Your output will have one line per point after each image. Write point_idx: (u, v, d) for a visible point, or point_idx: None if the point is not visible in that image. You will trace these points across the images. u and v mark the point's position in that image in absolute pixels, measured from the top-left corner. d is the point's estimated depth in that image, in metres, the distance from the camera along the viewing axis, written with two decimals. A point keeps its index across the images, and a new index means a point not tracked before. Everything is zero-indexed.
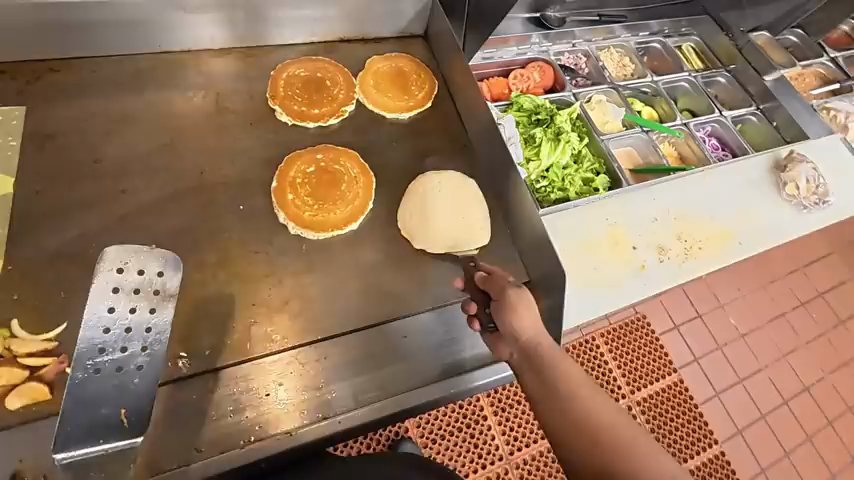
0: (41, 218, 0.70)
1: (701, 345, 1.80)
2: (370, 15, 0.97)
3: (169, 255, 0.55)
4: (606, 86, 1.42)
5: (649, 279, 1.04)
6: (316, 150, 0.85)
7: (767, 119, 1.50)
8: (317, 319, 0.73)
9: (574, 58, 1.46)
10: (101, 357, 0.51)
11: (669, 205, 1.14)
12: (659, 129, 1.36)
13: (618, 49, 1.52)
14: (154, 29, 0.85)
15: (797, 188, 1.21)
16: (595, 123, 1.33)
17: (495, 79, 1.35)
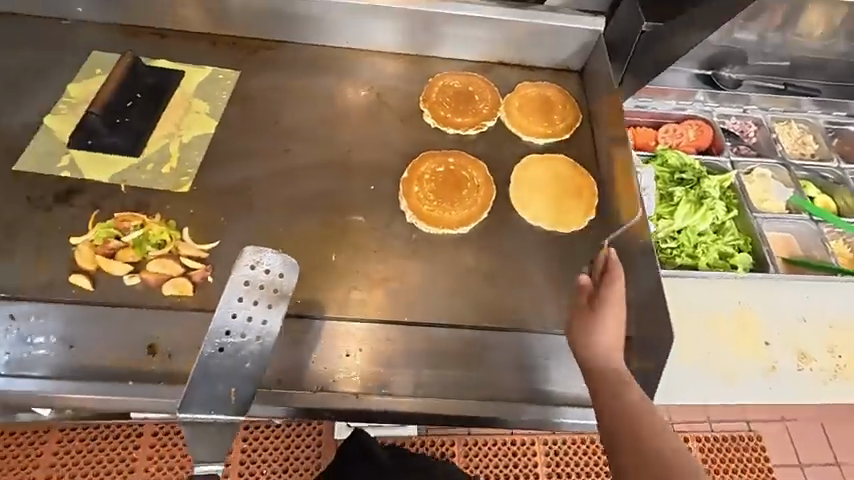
0: (226, 158, 0.87)
1: None
2: (531, 43, 1.02)
3: (289, 260, 0.59)
4: (774, 161, 1.26)
5: (778, 385, 0.87)
6: (449, 154, 0.91)
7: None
8: (406, 302, 0.78)
9: (742, 124, 1.32)
10: (226, 338, 0.55)
11: (825, 309, 0.96)
12: (835, 223, 1.15)
13: (801, 125, 1.34)
14: (347, 30, 1.00)
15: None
16: (750, 197, 1.18)
17: (643, 129, 1.30)
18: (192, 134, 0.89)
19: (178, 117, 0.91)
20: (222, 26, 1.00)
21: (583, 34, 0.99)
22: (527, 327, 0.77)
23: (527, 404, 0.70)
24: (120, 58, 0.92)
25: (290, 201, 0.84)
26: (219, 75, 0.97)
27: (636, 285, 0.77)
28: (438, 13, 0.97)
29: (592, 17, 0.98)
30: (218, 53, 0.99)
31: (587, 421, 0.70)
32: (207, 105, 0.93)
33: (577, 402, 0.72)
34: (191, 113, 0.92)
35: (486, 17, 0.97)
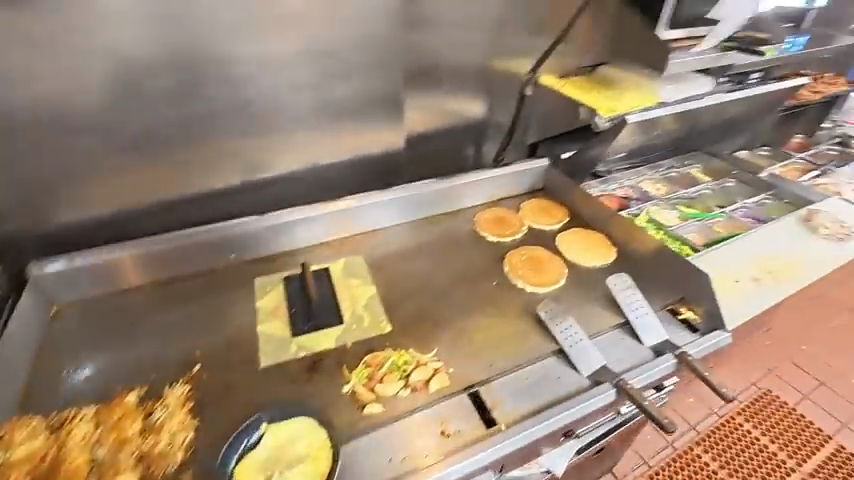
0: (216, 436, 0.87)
1: (748, 375, 2.29)
2: (368, 219, 1.42)
3: (525, 360, 1.05)
4: (656, 200, 2.01)
5: (750, 296, 1.40)
6: (396, 308, 1.17)
7: (776, 198, 2.05)
8: (454, 407, 0.94)
9: (624, 189, 2.09)
10: (474, 433, 0.90)
11: (745, 252, 1.56)
12: (705, 217, 1.91)
13: (651, 178, 2.18)
14: (238, 283, 1.23)
15: (827, 228, 1.67)
16: (664, 220, 1.87)
17: (608, 198, 2.00)
18: (188, 430, 0.87)
19: (172, 423, 0.88)
20: (123, 336, 1.06)
21: (397, 206, 1.45)
22: (525, 362, 1.05)
23: (568, 398, 0.98)
24: (77, 414, 0.89)
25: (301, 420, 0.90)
26: (184, 378, 0.97)
27: (563, 301, 1.20)
28: (298, 244, 1.35)
29: (397, 193, 1.44)
30: (156, 363, 1.01)
31: (606, 388, 0.99)
32: (185, 397, 0.93)
33: (587, 382, 1.02)
34: (178, 412, 0.90)
35: (328, 233, 1.39)
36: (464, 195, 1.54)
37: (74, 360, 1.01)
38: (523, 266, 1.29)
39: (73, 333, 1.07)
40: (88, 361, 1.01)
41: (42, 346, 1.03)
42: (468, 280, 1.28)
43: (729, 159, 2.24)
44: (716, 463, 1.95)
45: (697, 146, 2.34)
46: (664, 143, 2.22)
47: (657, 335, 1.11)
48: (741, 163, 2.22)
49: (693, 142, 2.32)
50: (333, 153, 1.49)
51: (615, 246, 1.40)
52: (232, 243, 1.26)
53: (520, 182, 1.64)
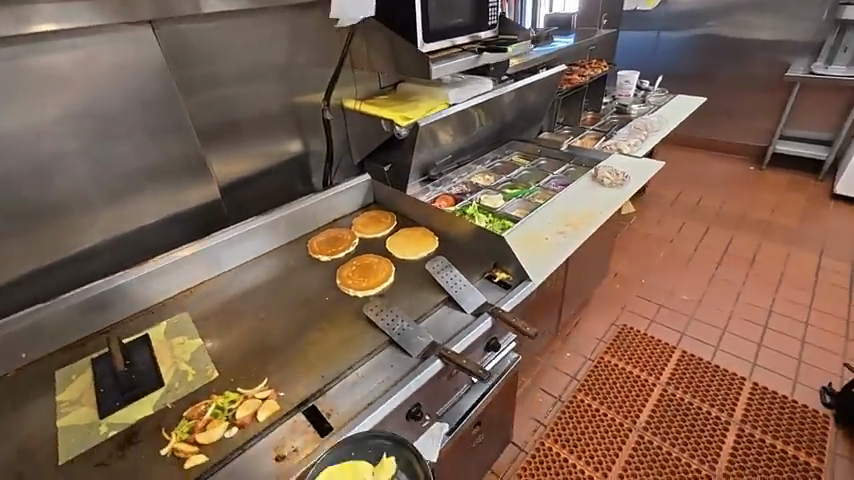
0: None
1: (604, 320, 2.63)
2: (187, 274, 1.35)
3: (356, 359, 1.09)
4: (483, 190, 2.25)
5: (559, 246, 1.63)
6: (225, 352, 1.12)
7: (577, 165, 2.41)
8: (285, 430, 0.93)
9: (458, 187, 2.30)
10: (305, 447, 0.91)
11: (553, 214, 1.82)
12: (523, 194, 2.18)
13: (479, 173, 2.44)
14: (33, 382, 1.08)
15: (607, 179, 2.04)
16: (491, 204, 2.10)
17: (444, 197, 2.18)
18: None
19: None
20: None
21: (219, 253, 1.40)
22: (357, 361, 1.09)
23: (398, 381, 1.04)
24: None
25: None
26: None
27: (394, 296, 1.27)
28: (108, 321, 1.24)
29: (214, 240, 1.38)
30: None
31: (429, 361, 1.08)
32: None
33: (415, 361, 1.09)
34: None
35: (143, 300, 1.28)
36: (292, 225, 1.57)
37: None
38: (352, 275, 1.34)
39: None
40: None
41: None
42: (301, 303, 1.28)
43: (537, 141, 2.60)
44: (601, 404, 2.13)
45: (513, 136, 2.67)
46: (485, 138, 2.50)
47: (476, 300, 1.24)
48: (547, 143, 2.59)
49: (510, 134, 2.64)
50: (138, 216, 1.39)
51: (438, 234, 1.54)
52: (18, 339, 1.11)
53: (347, 200, 1.72)
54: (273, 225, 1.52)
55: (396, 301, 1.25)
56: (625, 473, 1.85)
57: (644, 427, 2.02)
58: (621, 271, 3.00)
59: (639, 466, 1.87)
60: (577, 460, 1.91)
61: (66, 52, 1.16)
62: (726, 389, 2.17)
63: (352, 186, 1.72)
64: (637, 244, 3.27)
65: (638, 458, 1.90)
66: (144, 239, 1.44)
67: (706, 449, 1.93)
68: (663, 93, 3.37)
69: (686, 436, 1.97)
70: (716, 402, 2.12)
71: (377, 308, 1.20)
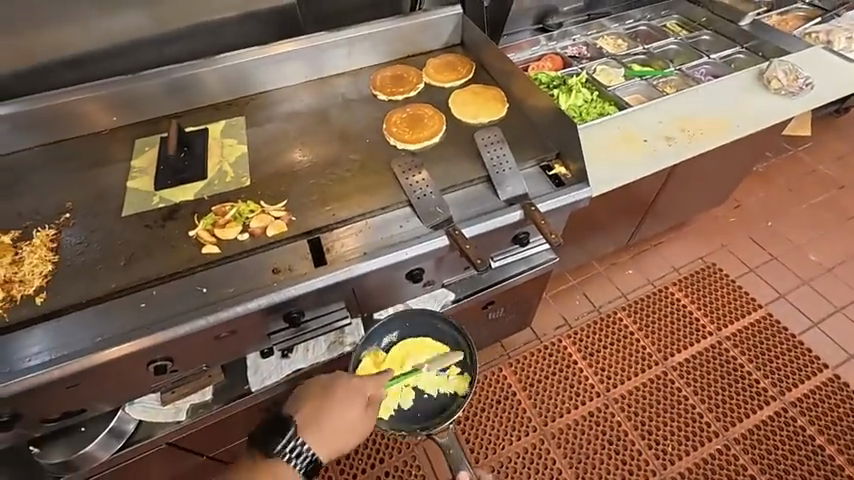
0: (70, 266, 0.99)
1: (692, 251, 2.28)
2: (249, 79, 1.37)
3: (370, 209, 1.08)
4: (605, 58, 1.79)
5: (654, 155, 1.32)
6: (262, 166, 1.18)
7: (751, 53, 1.77)
8: (285, 250, 1.02)
9: (577, 48, 1.86)
10: (298, 270, 1.00)
11: (673, 111, 1.42)
12: (653, 75, 1.71)
13: (611, 35, 1.92)
14: (119, 143, 1.27)
15: (780, 80, 1.47)
16: (603, 80, 1.70)
17: (552, 58, 1.80)
18: (47, 263, 0.99)
19: (33, 257, 0.99)
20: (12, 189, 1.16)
21: (281, 64, 1.37)
22: (370, 211, 1.08)
23: (400, 243, 1.04)
24: None
25: (145, 258, 1.00)
26: (55, 223, 1.07)
27: (431, 159, 1.18)
28: (179, 107, 1.35)
29: (277, 49, 1.35)
30: (34, 211, 1.11)
31: (436, 235, 1.04)
32: (51, 238, 1.04)
33: (424, 230, 1.05)
34: (40, 250, 1.01)
35: (209, 94, 1.36)
36: (360, 51, 1.44)
37: None
38: (400, 124, 1.25)
39: None
40: None
41: None
42: (342, 139, 1.25)
43: (712, 5, 1.90)
44: (638, 329, 2.01)
45: None
46: None
47: (515, 189, 1.10)
48: (725, 10, 1.89)
49: None
50: (213, 6, 1.37)
51: (510, 102, 1.32)
52: (108, 102, 1.27)
53: (428, 34, 1.50)
54: (340, 47, 1.41)
55: (432, 164, 1.16)
56: (628, 395, 1.83)
57: (673, 366, 1.90)
58: (747, 203, 2.46)
59: (646, 396, 1.83)
60: (585, 367, 1.92)
61: None
62: (792, 368, 1.90)
63: (437, 18, 1.48)
64: (791, 178, 2.56)
65: (648, 389, 1.85)
66: (220, 32, 1.44)
67: (730, 410, 1.80)
68: None
69: (714, 392, 1.84)
70: (772, 376, 1.88)
71: (407, 166, 1.14)
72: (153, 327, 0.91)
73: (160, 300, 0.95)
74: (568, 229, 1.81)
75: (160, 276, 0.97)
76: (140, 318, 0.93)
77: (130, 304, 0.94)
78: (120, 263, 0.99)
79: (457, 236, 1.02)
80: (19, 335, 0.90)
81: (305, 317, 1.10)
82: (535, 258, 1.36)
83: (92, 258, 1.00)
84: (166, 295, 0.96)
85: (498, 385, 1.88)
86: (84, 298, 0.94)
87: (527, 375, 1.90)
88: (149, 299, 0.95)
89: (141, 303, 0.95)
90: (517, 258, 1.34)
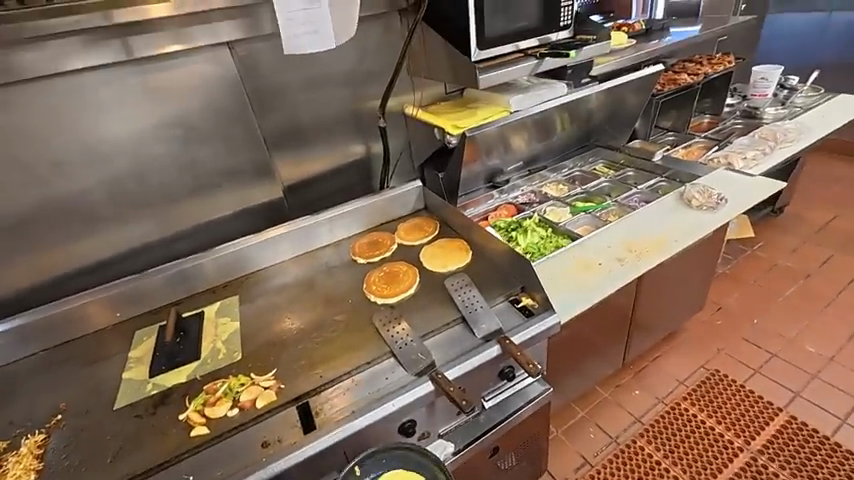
0: (51, 473, 0.96)
1: (691, 360, 2.26)
2: (242, 263, 1.55)
3: (357, 365, 1.13)
4: (552, 201, 2.09)
5: (612, 275, 1.45)
6: (252, 339, 1.26)
7: (671, 179, 2.09)
8: (274, 420, 1.02)
9: (526, 196, 2.18)
10: (288, 440, 0.99)
11: (617, 235, 1.62)
12: (596, 208, 1.98)
13: (552, 182, 2.27)
14: (118, 337, 1.36)
15: (698, 199, 1.73)
16: (554, 218, 1.95)
17: (506, 206, 2.09)
18: (28, 473, 0.97)
19: (15, 469, 0.98)
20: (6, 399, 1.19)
21: (270, 246, 1.57)
22: (356, 367, 1.13)
23: (388, 395, 1.06)
24: None
25: (131, 451, 0.99)
26: (46, 426, 1.08)
27: (409, 309, 1.28)
28: (178, 295, 1.49)
29: (266, 235, 1.57)
30: (25, 417, 1.12)
31: (422, 381, 1.07)
32: (38, 444, 1.03)
33: (410, 379, 1.09)
34: (23, 459, 1.00)
35: (206, 281, 1.51)
36: (339, 226, 1.68)
37: None
38: (378, 282, 1.39)
39: None
40: None
41: None
42: (328, 302, 1.37)
43: (628, 149, 2.32)
44: (663, 457, 1.85)
45: (599, 144, 2.43)
46: (563, 145, 2.32)
47: (489, 325, 1.18)
48: (639, 151, 2.29)
49: (596, 142, 2.41)
50: (214, 208, 1.64)
51: (473, 249, 1.49)
52: (114, 301, 1.40)
53: (396, 204, 1.77)
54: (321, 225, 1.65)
55: (410, 313, 1.26)
56: None
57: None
58: (727, 304, 2.54)
59: None
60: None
61: (183, 67, 1.44)
62: (840, 477, 1.72)
63: (402, 191, 1.77)
64: (758, 274, 2.72)
65: None
66: (219, 228, 1.67)
67: None
68: (813, 94, 2.75)
69: None
70: None
71: (389, 318, 1.23)
72: None
73: None
74: (559, 357, 1.83)
75: (145, 469, 0.95)
76: None
77: None
78: (106, 461, 0.98)
79: (440, 379, 1.06)
80: None
81: None
82: (529, 392, 1.36)
83: (78, 458, 0.99)
84: None
85: None
86: None
87: None
88: None
89: None
90: (512, 394, 1.34)
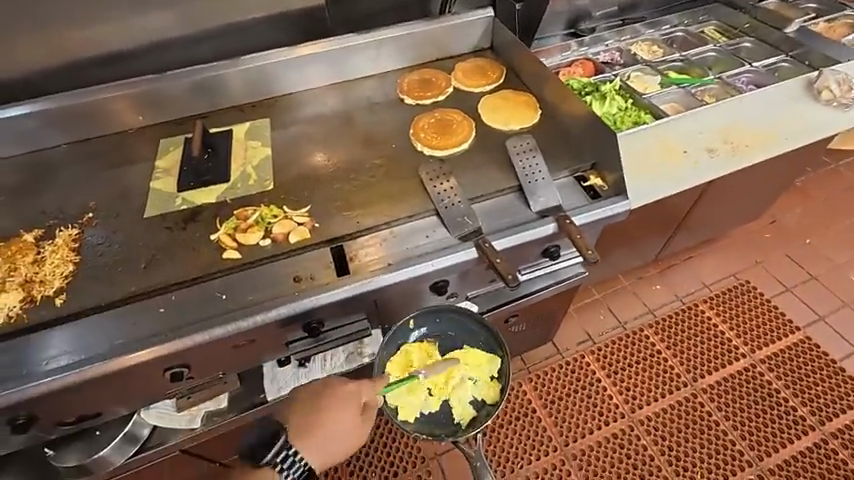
0: (90, 268, 0.97)
1: (724, 267, 2.18)
2: (273, 81, 1.35)
3: (397, 218, 1.04)
4: (640, 65, 1.72)
5: (694, 168, 1.26)
6: (284, 170, 1.15)
7: (796, 61, 1.68)
8: (307, 258, 0.98)
9: (609, 54, 1.80)
10: (320, 281, 0.96)
11: (717, 119, 1.35)
12: (692, 83, 1.63)
13: (646, 41, 1.85)
14: (142, 143, 1.26)
15: (831, 91, 1.39)
16: (638, 87, 1.63)
17: (584, 63, 1.74)
18: (68, 263, 0.97)
19: (54, 257, 0.98)
20: (37, 187, 1.16)
21: (304, 64, 1.34)
22: (395, 220, 1.04)
23: (427, 254, 0.99)
24: None
25: (164, 261, 0.98)
26: (81, 221, 1.06)
27: (461, 166, 1.13)
28: (203, 108, 1.33)
29: (300, 50, 1.33)
30: (60, 210, 1.10)
31: (466, 247, 0.99)
32: (75, 238, 1.02)
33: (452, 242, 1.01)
34: (61, 249, 1.00)
35: (232, 95, 1.34)
36: (386, 53, 1.41)
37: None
38: (427, 129, 1.21)
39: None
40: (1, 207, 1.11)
41: None
42: (368, 143, 1.22)
43: (755, 10, 1.82)
44: (665, 348, 1.92)
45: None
46: None
47: (548, 200, 1.05)
48: (770, 16, 1.80)
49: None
50: (242, 7, 1.35)
51: (543, 109, 1.26)
52: (135, 101, 1.26)
53: (457, 37, 1.45)
54: (364, 47, 1.38)
55: (461, 172, 1.12)
56: (655, 418, 1.75)
57: (703, 389, 1.81)
58: (784, 219, 2.34)
59: (673, 419, 1.74)
60: (609, 386, 1.84)
61: None
62: (830, 396, 1.79)
63: (466, 20, 1.43)
64: (832, 193, 2.43)
65: (677, 412, 1.76)
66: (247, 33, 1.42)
67: (764, 439, 1.69)
68: None
69: (747, 417, 1.74)
70: (810, 403, 1.77)
71: (437, 175, 1.09)
72: (169, 334, 0.89)
73: (177, 306, 0.92)
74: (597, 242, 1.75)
75: (179, 281, 0.95)
76: (157, 325, 0.90)
77: (147, 308, 0.92)
78: (141, 266, 0.97)
79: (486, 250, 0.97)
80: (35, 336, 0.88)
81: (325, 327, 1.07)
82: (564, 273, 1.30)
83: (113, 258, 0.99)
84: (182, 300, 0.93)
85: (518, 401, 1.81)
86: (102, 301, 0.92)
87: (548, 390, 1.83)
88: (166, 304, 0.92)
89: (159, 307, 0.92)
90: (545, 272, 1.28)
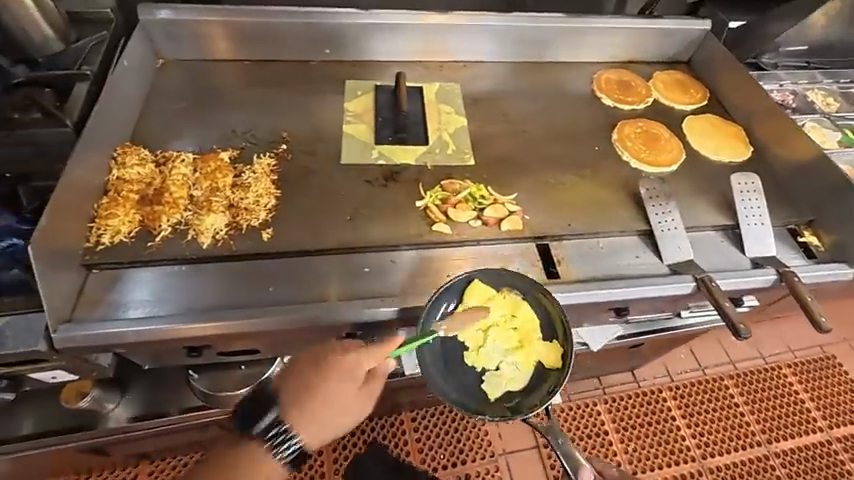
0: (292, 208, 0.91)
1: (813, 336, 2.13)
2: (468, 45, 1.25)
3: (607, 231, 0.98)
4: (817, 115, 1.62)
5: None
6: (483, 147, 1.08)
7: None
8: (516, 251, 0.93)
9: (783, 95, 1.68)
10: (527, 278, 0.90)
11: None
12: None
13: (821, 89, 1.73)
14: (326, 80, 1.18)
15: None
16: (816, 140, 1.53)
17: None
18: (271, 196, 0.92)
19: (257, 186, 0.92)
20: (222, 102, 1.09)
21: (506, 36, 1.25)
22: (605, 232, 0.97)
23: (642, 277, 0.92)
24: (180, 154, 0.96)
25: (369, 219, 0.92)
26: (276, 152, 1.00)
27: (672, 189, 1.06)
28: (390, 56, 1.24)
29: (507, 20, 1.24)
30: (250, 134, 1.03)
31: (685, 279, 0.91)
32: (273, 170, 0.97)
33: (666, 270, 0.94)
34: (261, 179, 0.94)
35: (423, 49, 1.24)
36: (586, 44, 1.31)
37: (178, 112, 1.06)
38: (634, 138, 1.13)
39: (177, 85, 1.10)
40: (188, 117, 1.05)
41: (157, 90, 1.08)
42: (566, 137, 1.14)
43: None
44: (743, 402, 1.90)
45: None
46: None
47: (767, 249, 0.98)
48: None
49: None
50: None
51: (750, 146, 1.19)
52: (327, 32, 1.17)
53: (660, 43, 1.35)
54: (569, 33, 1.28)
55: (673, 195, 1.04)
56: (725, 469, 1.74)
57: (776, 452, 1.80)
58: None
59: (742, 475, 1.73)
60: (684, 427, 1.82)
61: None
62: None
63: (677, 28, 1.33)
64: None
65: (747, 470, 1.75)
66: None
67: None
68: None
69: None
70: None
71: (655, 193, 1.00)
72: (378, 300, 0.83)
73: (384, 271, 0.86)
74: None
75: (385, 243, 0.89)
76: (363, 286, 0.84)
77: (353, 266, 0.86)
78: (345, 218, 0.91)
79: (712, 291, 0.89)
80: (240, 268, 0.83)
81: None
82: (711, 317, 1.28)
83: (315, 202, 0.93)
84: (389, 266, 0.87)
85: (591, 420, 1.80)
86: (307, 246, 0.87)
87: (622, 417, 1.82)
88: (372, 266, 0.87)
89: (366, 268, 0.86)
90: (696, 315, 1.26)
